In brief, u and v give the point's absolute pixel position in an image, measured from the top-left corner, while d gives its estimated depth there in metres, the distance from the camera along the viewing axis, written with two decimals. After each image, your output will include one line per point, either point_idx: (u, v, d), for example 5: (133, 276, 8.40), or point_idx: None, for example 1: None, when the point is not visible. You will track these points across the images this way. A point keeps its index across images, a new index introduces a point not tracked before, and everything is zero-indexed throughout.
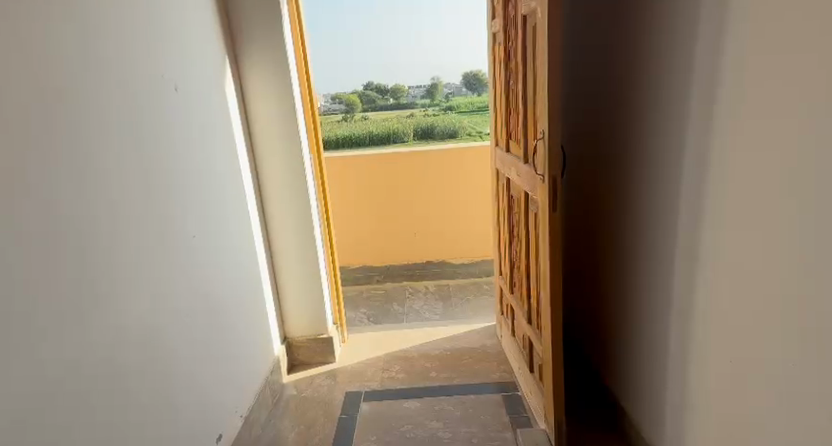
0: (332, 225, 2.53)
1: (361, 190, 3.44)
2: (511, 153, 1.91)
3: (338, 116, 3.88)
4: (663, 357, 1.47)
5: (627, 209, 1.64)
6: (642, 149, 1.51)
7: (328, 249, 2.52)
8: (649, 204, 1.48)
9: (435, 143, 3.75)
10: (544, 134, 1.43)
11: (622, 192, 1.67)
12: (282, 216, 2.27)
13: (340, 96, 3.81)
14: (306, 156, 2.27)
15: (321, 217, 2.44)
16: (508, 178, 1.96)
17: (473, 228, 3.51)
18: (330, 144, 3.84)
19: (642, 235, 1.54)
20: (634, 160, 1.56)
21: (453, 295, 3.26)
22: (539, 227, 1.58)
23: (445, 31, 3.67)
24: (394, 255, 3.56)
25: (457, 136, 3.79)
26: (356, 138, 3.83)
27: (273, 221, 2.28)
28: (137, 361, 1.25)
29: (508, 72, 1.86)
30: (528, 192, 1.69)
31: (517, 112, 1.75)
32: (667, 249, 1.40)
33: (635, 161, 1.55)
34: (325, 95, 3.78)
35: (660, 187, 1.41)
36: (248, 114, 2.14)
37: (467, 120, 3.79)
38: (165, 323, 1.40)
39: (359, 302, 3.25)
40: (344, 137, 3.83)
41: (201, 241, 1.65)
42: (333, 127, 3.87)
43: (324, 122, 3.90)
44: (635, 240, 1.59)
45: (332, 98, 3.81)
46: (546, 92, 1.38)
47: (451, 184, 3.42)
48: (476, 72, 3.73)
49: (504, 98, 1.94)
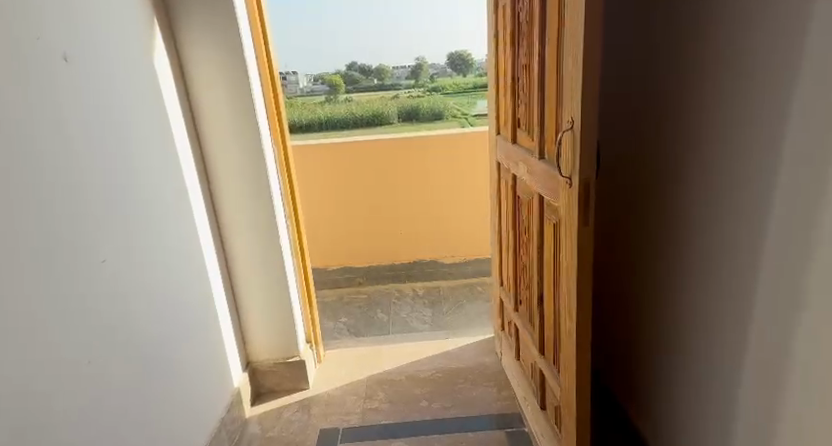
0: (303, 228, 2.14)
1: (338, 182, 3.05)
2: (520, 144, 1.54)
3: (321, 97, 3.43)
4: (710, 409, 1.14)
5: (660, 216, 1.29)
6: (680, 144, 1.15)
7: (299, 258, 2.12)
8: (691, 216, 1.13)
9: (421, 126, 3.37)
10: (572, 124, 1.06)
11: (652, 196, 1.31)
12: (240, 219, 1.88)
13: (322, 77, 3.37)
14: (268, 148, 1.87)
15: (291, 220, 2.05)
16: (517, 175, 1.59)
17: (466, 223, 3.16)
18: (312, 127, 3.41)
19: (680, 255, 1.19)
20: (670, 158, 1.20)
21: (444, 301, 2.92)
22: (562, 245, 1.23)
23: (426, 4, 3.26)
24: (378, 255, 3.20)
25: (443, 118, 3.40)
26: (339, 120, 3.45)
27: (230, 226, 1.88)
28: (15, 433, 0.86)
29: (516, 46, 1.49)
30: (544, 197, 1.34)
31: (530, 94, 1.39)
32: (719, 279, 1.05)
33: (671, 159, 1.20)
34: (304, 74, 3.33)
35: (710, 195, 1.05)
36: (191, 96, 1.73)
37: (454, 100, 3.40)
38: (70, 373, 1.01)
39: (339, 309, 2.89)
40: (327, 119, 3.42)
41: (120, 262, 1.24)
42: (315, 109, 3.44)
43: (305, 104, 3.45)
44: (670, 260, 1.25)
45: (314, 80, 3.36)
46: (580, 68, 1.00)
47: (439, 174, 3.05)
48: (461, 51, 3.33)
49: (512, 78, 1.55)
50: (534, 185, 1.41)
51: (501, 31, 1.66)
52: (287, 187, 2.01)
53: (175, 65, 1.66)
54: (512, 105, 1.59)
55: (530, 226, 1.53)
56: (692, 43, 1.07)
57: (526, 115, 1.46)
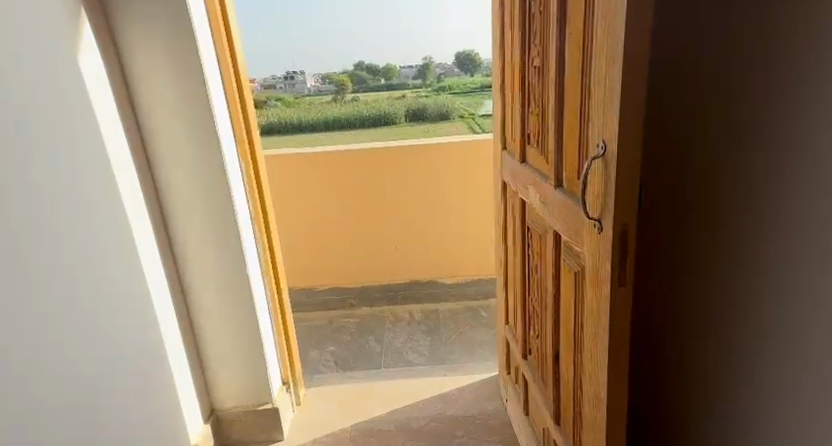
0: (278, 252, 1.87)
1: (330, 193, 2.82)
2: (531, 164, 1.26)
3: (329, 97, 3.15)
4: None
5: (691, 267, 0.99)
6: (725, 178, 0.85)
7: (275, 287, 1.85)
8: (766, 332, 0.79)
9: (428, 127, 3.11)
10: (604, 149, 0.77)
11: (680, 238, 1.02)
12: (197, 246, 1.60)
13: (330, 76, 3.07)
14: (232, 163, 1.59)
15: (263, 245, 1.77)
16: (528, 201, 1.30)
17: (469, 239, 2.90)
18: (316, 127, 3.17)
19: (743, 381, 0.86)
20: (710, 195, 0.90)
21: (443, 325, 2.67)
22: (585, 302, 0.94)
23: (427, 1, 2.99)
24: (372, 273, 2.96)
25: (450, 117, 3.15)
26: (343, 119, 3.18)
27: (188, 254, 1.61)
28: None
29: (526, 44, 1.21)
30: (562, 236, 1.05)
31: (544, 102, 1.10)
32: None
33: (711, 197, 0.90)
34: (313, 74, 3.07)
35: (774, 251, 0.75)
36: (136, 102, 1.45)
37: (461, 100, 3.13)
38: None
39: (327, 337, 2.62)
40: (334, 119, 3.17)
41: (31, 319, 0.96)
42: (320, 109, 3.19)
43: (311, 104, 3.17)
44: (707, 325, 0.95)
45: (322, 80, 3.07)
46: (619, 76, 0.70)
47: (440, 186, 2.80)
48: (467, 50, 3.01)
49: (522, 84, 1.26)
50: (549, 218, 1.12)
51: (508, 27, 1.38)
52: (258, 208, 1.74)
53: (114, 66, 1.38)
54: (520, 116, 1.30)
55: (543, 265, 1.24)
56: (745, 38, 0.77)
57: (538, 130, 1.17)
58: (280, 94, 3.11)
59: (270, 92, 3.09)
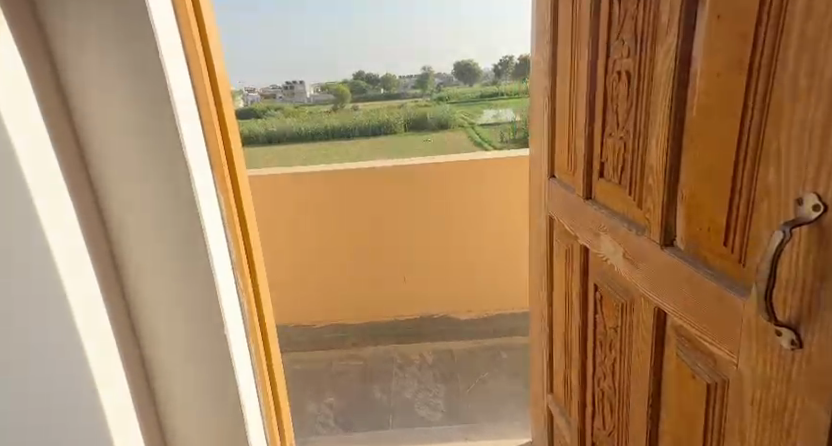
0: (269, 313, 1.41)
1: (330, 220, 2.51)
2: (608, 207, 0.92)
3: (328, 106, 2.84)
4: None
5: None
6: None
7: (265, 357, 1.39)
8: None
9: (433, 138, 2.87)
10: (823, 210, 0.42)
11: None
12: (166, 325, 1.18)
13: (329, 86, 2.76)
14: (211, 216, 1.14)
15: (251, 319, 1.30)
16: (603, 255, 0.95)
17: (485, 271, 2.60)
18: (316, 135, 2.89)
19: None
20: None
21: (459, 371, 2.36)
22: (731, 439, 0.59)
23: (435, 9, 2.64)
24: (376, 309, 2.64)
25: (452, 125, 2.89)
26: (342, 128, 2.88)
27: (155, 336, 1.18)
28: None
29: (604, 44, 0.87)
30: (676, 321, 0.71)
31: (641, 122, 0.77)
32: None
33: None
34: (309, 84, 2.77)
35: None
36: (81, 133, 1.03)
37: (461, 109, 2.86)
38: None
39: (326, 386, 2.33)
40: (333, 127, 2.88)
41: None
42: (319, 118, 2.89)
43: (308, 113, 2.88)
44: None
45: (319, 88, 2.77)
46: None
47: (456, 212, 2.49)
48: (467, 61, 2.71)
49: (599, 98, 0.92)
50: (647, 289, 0.78)
51: (566, 27, 1.06)
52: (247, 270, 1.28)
53: (42, 76, 0.95)
54: (594, 142, 0.96)
55: (627, 348, 0.89)
56: None
57: (625, 163, 0.83)
58: (280, 104, 2.83)
59: (270, 101, 2.78)
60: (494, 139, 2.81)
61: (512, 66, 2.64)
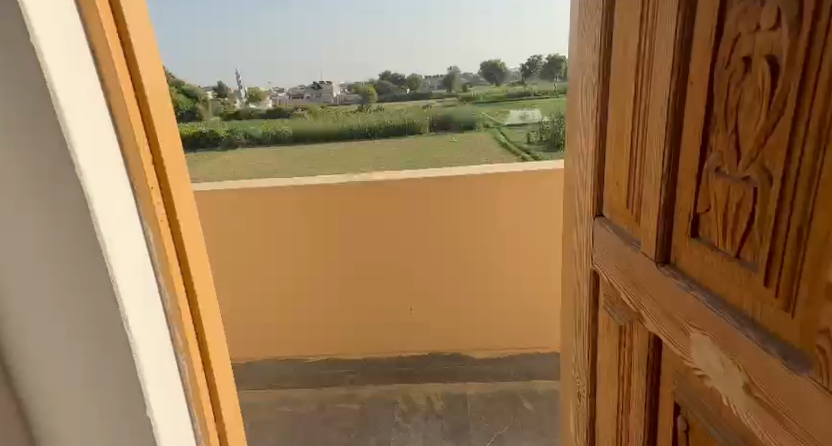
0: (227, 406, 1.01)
1: (327, 242, 2.17)
2: (709, 291, 0.55)
3: (354, 107, 2.43)
4: None
5: None
6: None
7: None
8: None
9: (468, 141, 2.45)
10: None
11: None
12: (44, 321, 0.72)
13: (357, 86, 2.39)
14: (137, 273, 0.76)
15: (200, 405, 0.90)
16: (695, 365, 0.58)
17: (509, 305, 2.21)
18: (343, 136, 2.45)
19: None
20: None
21: (471, 424, 2.00)
22: None
23: (458, 8, 2.36)
24: (378, 344, 2.29)
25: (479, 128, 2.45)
26: (371, 129, 2.43)
27: (22, 326, 0.72)
28: None
29: (710, 12, 0.50)
30: None
31: (803, 154, 0.39)
32: None
33: None
34: (334, 85, 2.41)
35: None
36: None
37: (486, 110, 2.43)
38: None
39: (316, 438, 2.00)
40: (362, 127, 2.42)
41: None
42: (347, 119, 2.43)
43: (334, 113, 2.45)
44: None
45: (348, 88, 2.40)
46: None
47: (474, 235, 2.13)
48: (494, 62, 2.35)
49: (696, 108, 0.55)
50: None
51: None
52: (190, 334, 0.88)
53: None
54: (683, 178, 0.59)
55: None
56: None
57: (753, 227, 0.46)
58: (308, 104, 2.47)
59: (297, 102, 2.46)
60: (519, 140, 2.44)
61: (541, 67, 2.33)
